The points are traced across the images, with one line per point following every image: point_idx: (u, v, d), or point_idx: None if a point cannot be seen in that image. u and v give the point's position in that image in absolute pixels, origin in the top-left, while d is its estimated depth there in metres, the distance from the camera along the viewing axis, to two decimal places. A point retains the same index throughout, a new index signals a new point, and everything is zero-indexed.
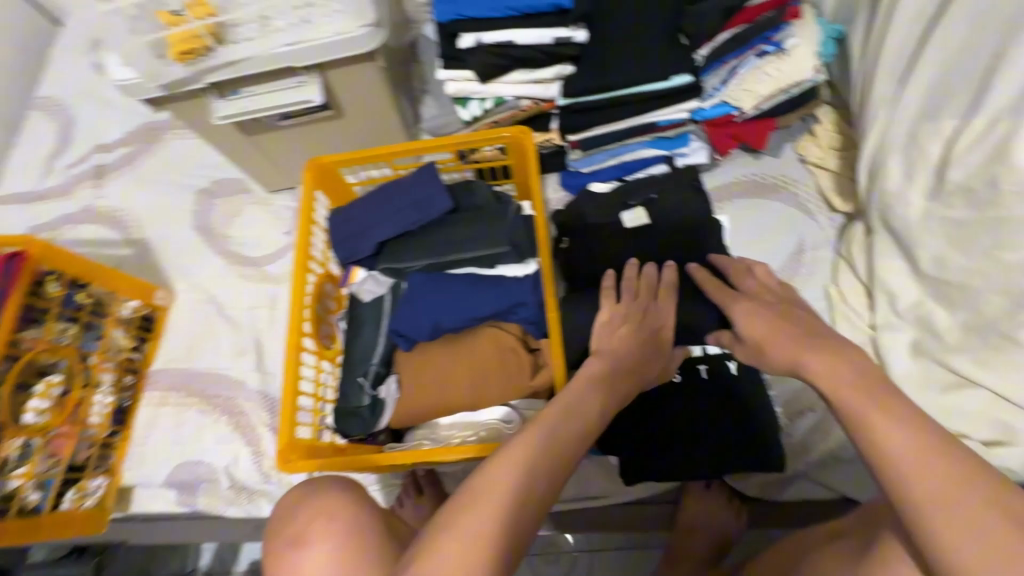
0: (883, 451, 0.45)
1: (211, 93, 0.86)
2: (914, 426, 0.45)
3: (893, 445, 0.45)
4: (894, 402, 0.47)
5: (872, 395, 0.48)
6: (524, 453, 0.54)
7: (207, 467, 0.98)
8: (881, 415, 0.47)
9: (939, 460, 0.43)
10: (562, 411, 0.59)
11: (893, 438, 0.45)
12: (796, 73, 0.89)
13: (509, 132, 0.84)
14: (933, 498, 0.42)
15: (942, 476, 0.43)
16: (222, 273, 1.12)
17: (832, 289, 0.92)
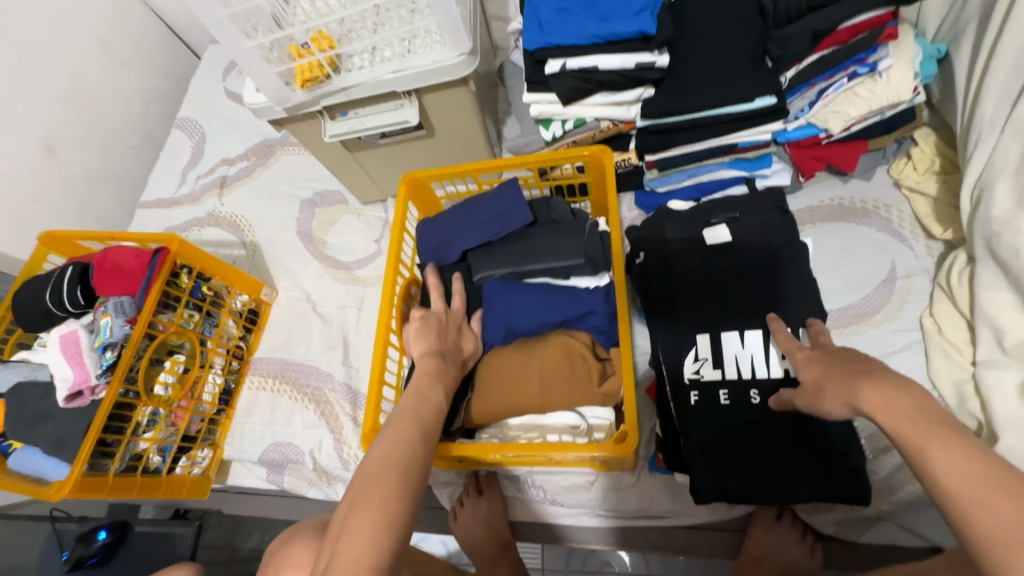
0: (949, 491, 0.43)
1: (324, 115, 0.98)
2: (972, 462, 0.43)
3: (956, 483, 0.42)
4: (954, 439, 0.44)
5: (929, 429, 0.46)
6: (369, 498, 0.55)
7: (294, 449, 1.08)
8: (942, 450, 0.44)
9: (1005, 500, 0.40)
10: (400, 430, 0.63)
11: (955, 477, 0.43)
12: (892, 93, 0.86)
13: (588, 151, 0.87)
14: (1001, 541, 0.39)
15: (1009, 516, 0.40)
16: (319, 274, 1.24)
17: (928, 321, 0.87)
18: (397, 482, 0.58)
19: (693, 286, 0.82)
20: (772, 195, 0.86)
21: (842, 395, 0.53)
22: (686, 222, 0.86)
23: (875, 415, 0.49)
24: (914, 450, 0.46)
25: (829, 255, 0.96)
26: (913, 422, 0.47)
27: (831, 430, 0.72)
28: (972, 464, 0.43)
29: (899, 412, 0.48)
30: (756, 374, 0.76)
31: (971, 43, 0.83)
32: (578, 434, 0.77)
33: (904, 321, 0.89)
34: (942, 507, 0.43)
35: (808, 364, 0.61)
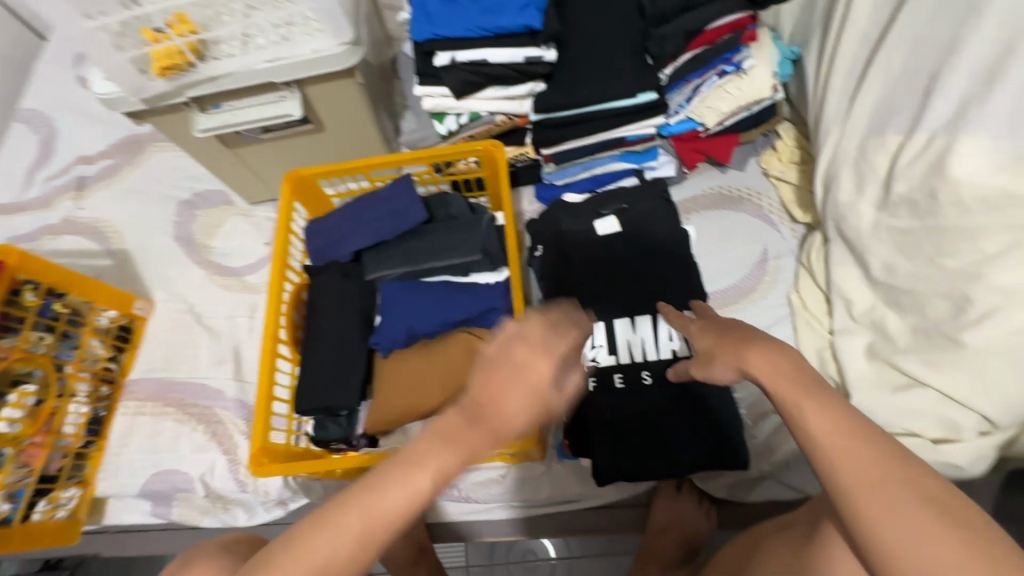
0: (817, 442, 0.45)
1: (193, 108, 0.89)
2: (839, 417, 0.45)
3: (821, 434, 0.45)
4: (821, 397, 0.47)
5: (802, 389, 0.48)
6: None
7: (183, 476, 0.98)
8: (811, 410, 0.46)
9: (866, 448, 0.43)
10: (362, 506, 0.44)
11: (824, 429, 0.45)
12: (755, 92, 0.94)
13: (481, 146, 0.86)
14: (859, 487, 0.42)
15: (868, 463, 0.43)
16: (202, 282, 1.13)
17: (794, 297, 0.96)
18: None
19: (588, 276, 0.84)
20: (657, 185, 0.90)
21: (731, 360, 0.54)
22: (580, 212, 0.88)
23: (760, 378, 0.51)
24: (792, 409, 0.47)
25: (713, 240, 1.04)
26: (788, 382, 0.49)
27: (716, 401, 0.77)
28: (836, 418, 0.45)
29: (778, 373, 0.50)
30: (648, 356, 0.80)
31: (817, 46, 0.93)
32: None
33: (775, 298, 0.99)
34: (813, 461, 0.45)
35: (700, 332, 0.61)
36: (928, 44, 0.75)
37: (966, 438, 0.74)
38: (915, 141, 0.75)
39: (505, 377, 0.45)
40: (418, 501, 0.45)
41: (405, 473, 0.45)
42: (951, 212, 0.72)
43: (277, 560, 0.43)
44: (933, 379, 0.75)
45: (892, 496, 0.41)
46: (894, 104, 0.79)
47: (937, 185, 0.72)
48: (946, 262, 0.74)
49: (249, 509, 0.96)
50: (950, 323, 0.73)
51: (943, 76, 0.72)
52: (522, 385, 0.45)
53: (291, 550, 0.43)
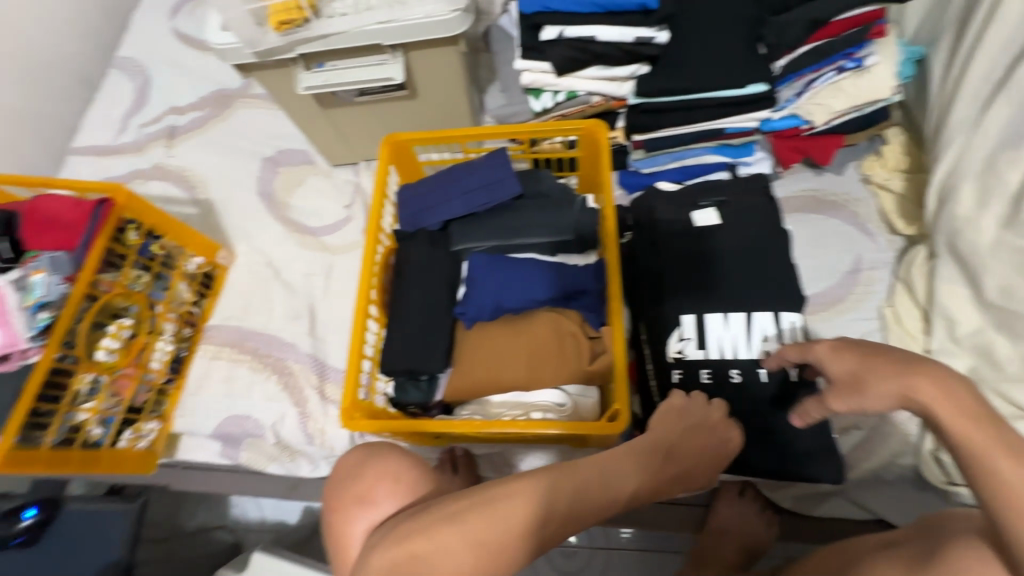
0: (1005, 488, 0.45)
1: (298, 64, 0.90)
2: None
3: (1011, 480, 0.45)
4: (1009, 444, 0.46)
5: (987, 432, 0.47)
6: (485, 527, 0.52)
7: (254, 422, 1.02)
8: (1008, 460, 0.45)
9: None
10: (586, 482, 0.57)
11: (1016, 475, 0.45)
12: (873, 91, 0.89)
13: (582, 125, 0.85)
14: None
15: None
16: (281, 239, 1.15)
17: (887, 311, 0.92)
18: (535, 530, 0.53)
19: (679, 268, 0.82)
20: (757, 181, 0.87)
21: (894, 389, 0.52)
22: (676, 203, 0.86)
23: (932, 410, 0.49)
24: (976, 452, 0.47)
25: (801, 244, 1.00)
26: (972, 421, 0.48)
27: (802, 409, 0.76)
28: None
29: (959, 411, 0.48)
30: (738, 353, 0.78)
31: (948, 47, 0.87)
32: (563, 412, 0.75)
33: (865, 310, 0.94)
34: (995, 504, 0.46)
35: (835, 355, 0.57)
36: None
37: None
38: None
39: (698, 425, 0.71)
40: (626, 496, 0.60)
41: (627, 465, 0.61)
42: None
43: (510, 486, 0.54)
44: None
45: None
46: None
47: None
48: None
49: (313, 461, 0.99)
50: None
51: None
52: (693, 420, 0.71)
53: (508, 497, 0.53)
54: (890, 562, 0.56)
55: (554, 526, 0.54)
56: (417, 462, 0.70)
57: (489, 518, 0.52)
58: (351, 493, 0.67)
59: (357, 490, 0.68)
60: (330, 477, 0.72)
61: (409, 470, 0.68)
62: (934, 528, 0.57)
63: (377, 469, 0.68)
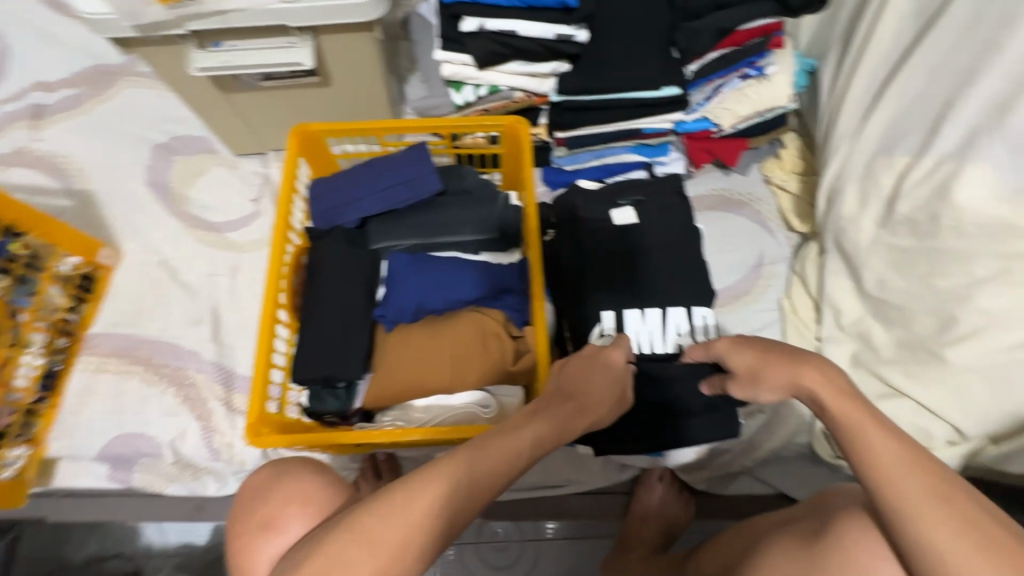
0: (877, 458, 0.50)
1: (190, 43, 0.81)
2: (894, 437, 0.50)
3: (882, 451, 0.50)
4: (874, 418, 0.52)
5: (860, 409, 0.53)
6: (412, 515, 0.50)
7: (149, 440, 0.92)
8: (876, 431, 0.51)
9: (927, 466, 0.49)
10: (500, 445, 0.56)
11: (885, 446, 0.50)
12: (773, 98, 0.95)
13: (505, 121, 0.84)
14: (923, 500, 0.47)
15: (924, 477, 0.48)
16: (178, 235, 1.04)
17: (785, 302, 0.99)
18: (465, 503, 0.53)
19: (600, 264, 0.83)
20: (671, 180, 0.91)
21: (784, 378, 0.58)
22: (596, 202, 0.88)
23: (816, 393, 0.55)
24: (852, 428, 0.52)
25: (712, 241, 1.06)
26: (847, 400, 0.53)
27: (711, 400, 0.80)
28: (893, 436, 0.51)
29: (835, 392, 0.54)
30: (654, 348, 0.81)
31: (835, 61, 0.95)
32: (488, 413, 0.74)
33: (768, 302, 1.01)
34: (872, 477, 0.50)
35: (735, 351, 0.64)
36: (945, 73, 0.78)
37: (934, 447, 0.80)
38: (923, 165, 0.79)
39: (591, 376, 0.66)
40: (528, 448, 0.57)
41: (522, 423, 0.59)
42: (950, 237, 0.76)
43: (414, 482, 0.52)
44: (911, 390, 0.81)
45: (948, 507, 0.46)
46: (905, 126, 0.83)
47: (939, 209, 0.76)
48: (937, 282, 0.78)
49: (221, 478, 0.91)
50: (936, 340, 0.78)
51: (957, 105, 0.75)
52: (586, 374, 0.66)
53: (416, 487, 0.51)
54: (788, 537, 0.61)
55: (476, 499, 0.53)
56: (327, 478, 0.65)
57: (406, 506, 0.50)
58: (257, 519, 0.63)
59: (265, 514, 0.63)
60: (235, 505, 0.67)
61: (316, 486, 0.63)
62: (823, 505, 0.62)
63: (283, 490, 0.64)
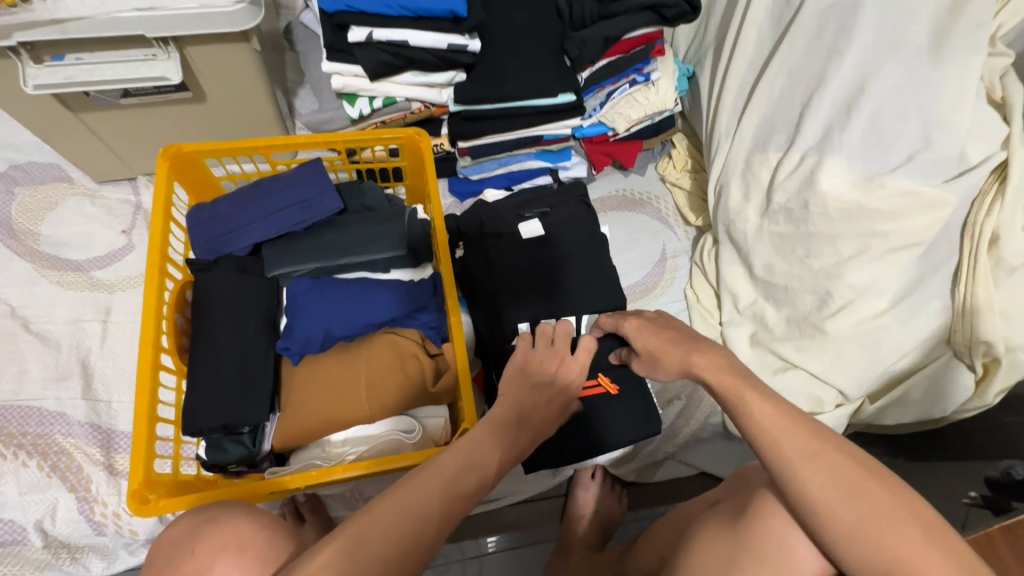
0: (761, 426, 0.52)
1: (22, 57, 0.71)
2: (772, 402, 0.53)
3: (765, 417, 0.52)
4: (753, 383, 0.55)
5: (741, 379, 0.56)
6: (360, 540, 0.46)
7: (6, 525, 0.77)
8: (755, 397, 0.54)
9: (805, 425, 0.52)
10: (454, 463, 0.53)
11: (765, 410, 0.53)
12: (660, 102, 1.01)
13: (403, 133, 0.81)
14: (802, 456, 0.50)
15: (802, 435, 0.51)
16: (29, 279, 0.90)
17: (690, 293, 1.05)
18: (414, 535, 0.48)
19: (513, 275, 0.84)
20: (575, 191, 0.92)
21: (677, 361, 0.61)
22: (497, 217, 0.88)
23: (703, 375, 0.58)
24: (736, 399, 0.55)
25: (619, 239, 1.10)
26: (733, 377, 0.56)
27: (625, 396, 0.83)
28: (772, 401, 0.53)
29: (720, 369, 0.57)
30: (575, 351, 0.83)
31: (710, 66, 1.03)
32: (412, 438, 0.71)
33: (674, 293, 1.07)
34: (757, 442, 0.52)
35: (640, 333, 0.66)
36: (799, 75, 0.87)
37: (824, 411, 0.88)
38: (792, 159, 0.87)
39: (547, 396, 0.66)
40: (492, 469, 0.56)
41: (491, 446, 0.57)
42: (818, 222, 0.84)
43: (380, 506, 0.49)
44: (803, 361, 0.89)
45: (828, 460, 0.50)
46: (772, 124, 0.91)
47: (809, 197, 0.84)
48: (812, 263, 0.87)
49: (107, 555, 0.78)
50: (817, 315, 0.87)
51: (813, 104, 0.84)
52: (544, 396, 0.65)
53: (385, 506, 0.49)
54: (716, 519, 0.64)
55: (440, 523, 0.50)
56: (265, 517, 0.56)
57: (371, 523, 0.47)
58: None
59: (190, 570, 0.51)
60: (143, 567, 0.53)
61: (256, 528, 0.54)
62: (741, 484, 0.66)
63: (213, 539, 0.53)
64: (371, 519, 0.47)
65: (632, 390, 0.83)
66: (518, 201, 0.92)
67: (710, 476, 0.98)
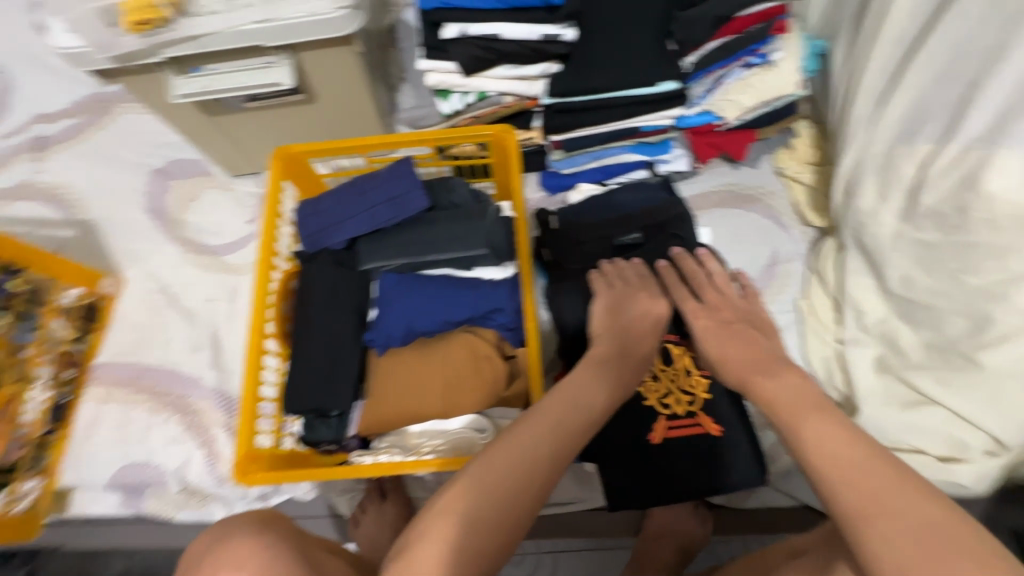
0: (814, 463, 0.47)
1: (169, 70, 0.80)
2: (843, 439, 0.47)
3: (823, 453, 0.47)
4: (829, 420, 0.49)
5: (804, 416, 0.50)
6: (499, 470, 0.50)
7: (155, 469, 0.91)
8: (811, 431, 0.49)
9: (872, 468, 0.44)
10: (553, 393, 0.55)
11: (823, 450, 0.47)
12: (781, 86, 0.88)
13: (491, 130, 0.81)
14: (860, 507, 0.42)
15: (862, 482, 0.43)
16: (177, 260, 1.04)
17: (803, 304, 0.93)
18: (522, 477, 0.51)
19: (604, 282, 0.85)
20: (673, 209, 0.86)
21: (739, 380, 0.61)
22: (594, 230, 0.86)
23: (768, 407, 0.55)
24: (793, 432, 0.50)
25: (722, 240, 1.00)
26: (803, 414, 0.51)
27: (729, 438, 0.79)
28: (839, 441, 0.47)
29: (784, 404, 0.53)
30: (677, 385, 0.81)
31: (848, 42, 0.88)
32: (485, 438, 0.72)
33: (784, 303, 0.96)
34: (814, 483, 0.46)
35: (707, 340, 0.68)
36: (968, 48, 0.71)
37: (970, 460, 0.73)
38: (949, 152, 0.72)
39: (630, 327, 0.70)
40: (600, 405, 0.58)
41: (588, 380, 0.60)
42: (981, 230, 0.69)
43: (507, 446, 0.52)
44: (944, 398, 0.74)
45: (890, 518, 0.41)
46: (925, 108, 0.76)
47: (969, 200, 0.69)
48: (968, 279, 0.71)
49: (226, 505, 0.90)
50: (968, 344, 0.72)
51: (987, 83, 0.68)
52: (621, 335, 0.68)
53: (510, 443, 0.52)
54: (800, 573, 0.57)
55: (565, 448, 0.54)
56: (267, 540, 0.55)
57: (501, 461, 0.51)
58: None
59: None
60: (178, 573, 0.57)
61: (251, 552, 0.53)
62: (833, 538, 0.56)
63: (214, 561, 0.53)
64: (503, 451, 0.51)
65: (738, 433, 0.79)
66: (615, 215, 0.89)
67: (813, 511, 0.87)
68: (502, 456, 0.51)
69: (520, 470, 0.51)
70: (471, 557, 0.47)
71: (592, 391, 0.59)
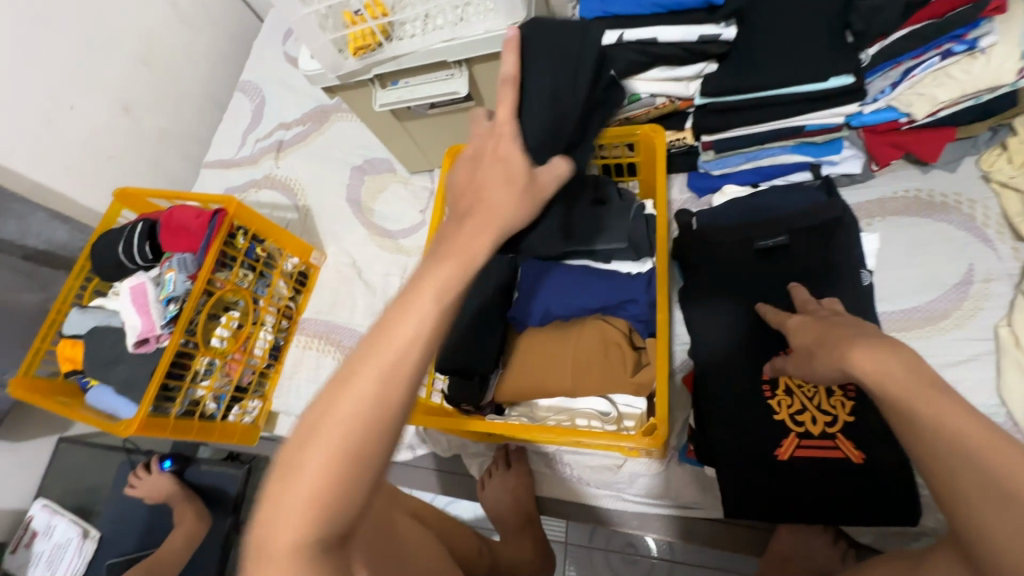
0: (937, 440, 0.48)
1: (375, 84, 0.98)
2: (960, 412, 0.48)
3: (942, 429, 0.48)
4: (946, 397, 0.49)
5: (926, 395, 0.49)
6: (331, 424, 0.41)
7: None
8: (930, 409, 0.49)
9: (991, 442, 0.47)
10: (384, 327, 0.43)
11: (943, 426, 0.48)
12: (992, 78, 0.76)
13: (641, 130, 0.84)
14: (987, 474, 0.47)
15: (990, 455, 0.47)
16: (365, 241, 1.27)
17: (1005, 332, 0.80)
18: (352, 431, 0.41)
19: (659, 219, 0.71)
20: (829, 211, 0.83)
21: (834, 358, 0.57)
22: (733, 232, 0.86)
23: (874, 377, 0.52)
24: (900, 407, 0.50)
25: (897, 252, 0.89)
26: (919, 390, 0.50)
27: (873, 466, 0.72)
28: (957, 416, 0.48)
29: (896, 382, 0.51)
30: (816, 404, 0.76)
31: None
32: (606, 420, 0.81)
33: (976, 329, 0.82)
34: (935, 455, 0.48)
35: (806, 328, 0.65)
36: None
37: None
38: None
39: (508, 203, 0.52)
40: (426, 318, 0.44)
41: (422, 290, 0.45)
42: None
43: (332, 396, 0.42)
44: None
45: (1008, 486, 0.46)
46: None
47: None
48: None
49: None
50: None
51: None
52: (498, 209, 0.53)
53: (340, 390, 0.42)
54: None
55: (395, 384, 0.42)
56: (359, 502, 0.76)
57: (332, 415, 0.41)
58: None
59: None
60: None
61: None
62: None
63: None
64: (327, 411, 0.42)
65: (888, 460, 0.72)
66: (759, 218, 0.88)
67: None
68: (330, 403, 0.42)
69: (358, 417, 0.41)
70: (327, 515, 0.40)
71: (422, 308, 0.44)
